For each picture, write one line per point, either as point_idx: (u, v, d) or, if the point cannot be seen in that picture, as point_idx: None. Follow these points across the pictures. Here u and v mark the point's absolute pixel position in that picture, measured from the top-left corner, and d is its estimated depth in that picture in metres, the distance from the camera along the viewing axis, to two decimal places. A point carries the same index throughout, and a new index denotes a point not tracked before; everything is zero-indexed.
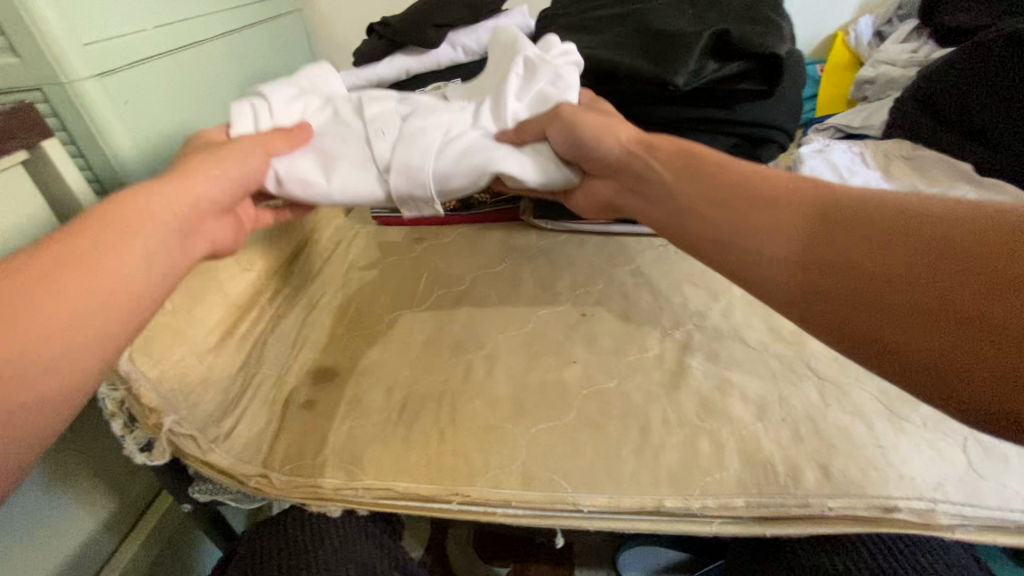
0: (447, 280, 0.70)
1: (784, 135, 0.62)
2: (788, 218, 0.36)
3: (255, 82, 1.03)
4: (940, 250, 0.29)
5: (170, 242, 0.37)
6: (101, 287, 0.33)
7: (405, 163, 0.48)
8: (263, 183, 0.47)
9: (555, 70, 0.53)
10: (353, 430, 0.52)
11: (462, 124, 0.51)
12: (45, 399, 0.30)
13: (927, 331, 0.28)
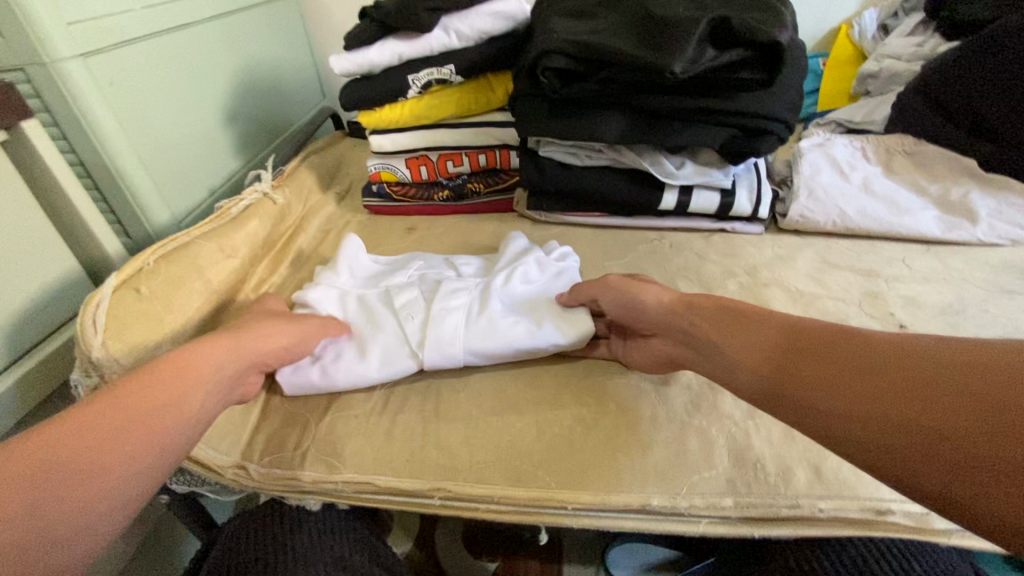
0: None
1: (783, 126, 0.61)
2: (765, 333, 0.39)
3: (247, 67, 1.01)
4: (883, 358, 0.32)
5: (218, 394, 0.42)
6: (156, 436, 0.37)
7: (439, 337, 0.51)
8: (310, 376, 0.52)
9: (557, 276, 0.59)
10: (335, 422, 0.51)
11: (490, 292, 0.55)
12: (94, 526, 0.34)
13: (907, 444, 0.28)
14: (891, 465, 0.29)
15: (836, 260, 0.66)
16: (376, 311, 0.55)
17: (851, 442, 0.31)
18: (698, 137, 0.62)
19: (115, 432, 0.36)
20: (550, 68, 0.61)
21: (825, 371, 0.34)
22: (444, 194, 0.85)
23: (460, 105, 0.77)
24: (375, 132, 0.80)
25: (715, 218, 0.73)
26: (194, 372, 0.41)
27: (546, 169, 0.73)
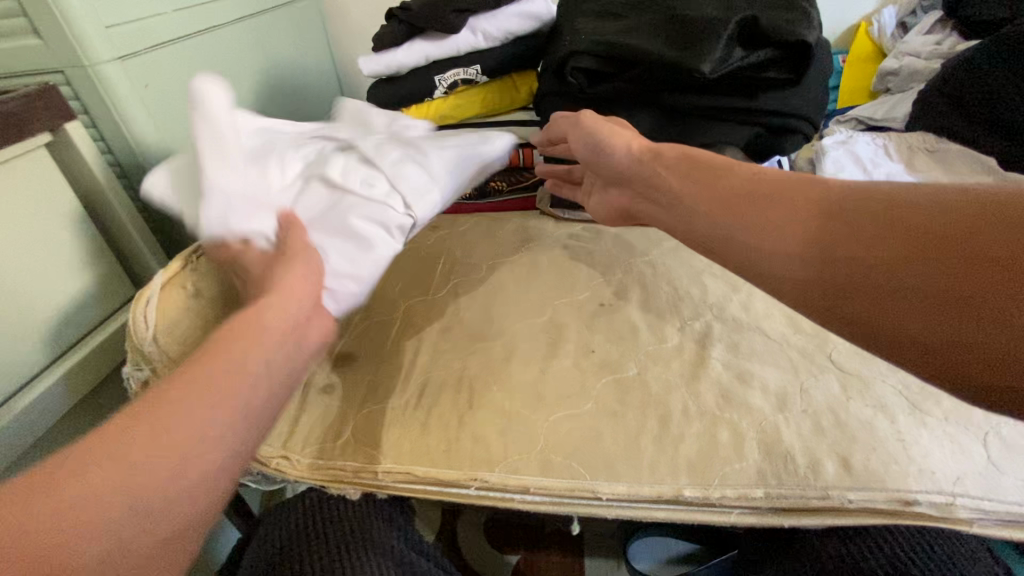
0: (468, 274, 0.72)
1: (808, 125, 0.62)
2: (788, 203, 0.38)
3: (271, 68, 1.03)
4: (924, 219, 0.32)
5: (306, 309, 0.39)
6: (265, 344, 0.34)
7: (415, 185, 0.55)
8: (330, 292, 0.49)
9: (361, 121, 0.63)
10: (373, 414, 0.52)
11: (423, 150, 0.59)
12: (223, 444, 0.29)
13: (930, 308, 0.30)
14: (907, 322, 0.31)
15: None
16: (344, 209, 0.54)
17: (874, 306, 0.32)
18: (728, 136, 0.63)
19: (215, 354, 0.32)
20: (578, 69, 0.62)
21: (862, 239, 0.33)
22: (466, 193, 0.86)
23: (484, 104, 0.78)
24: None
25: None
26: (276, 295, 0.38)
27: None
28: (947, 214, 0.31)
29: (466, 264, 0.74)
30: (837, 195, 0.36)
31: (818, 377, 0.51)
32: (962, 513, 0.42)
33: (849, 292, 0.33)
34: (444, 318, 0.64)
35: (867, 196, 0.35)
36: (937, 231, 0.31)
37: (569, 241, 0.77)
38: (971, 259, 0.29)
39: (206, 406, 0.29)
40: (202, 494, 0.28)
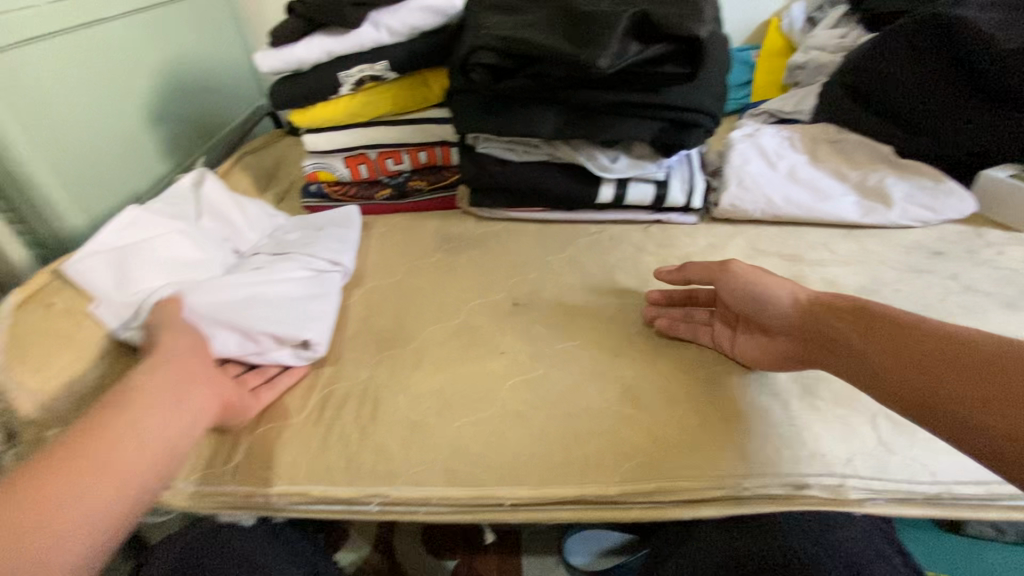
0: (383, 277, 0.70)
1: (708, 119, 0.63)
2: (800, 292, 0.47)
3: (174, 66, 0.96)
4: (915, 326, 0.38)
5: (191, 392, 0.44)
6: (150, 439, 0.39)
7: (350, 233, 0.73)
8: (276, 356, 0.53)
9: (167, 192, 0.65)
10: (269, 433, 0.49)
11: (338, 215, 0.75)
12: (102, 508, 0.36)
13: (919, 393, 0.35)
14: (901, 401, 0.36)
15: (764, 246, 0.69)
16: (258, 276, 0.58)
17: (870, 383, 0.38)
18: (630, 131, 0.64)
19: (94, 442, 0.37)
20: (480, 64, 0.61)
21: (860, 332, 0.40)
22: (385, 193, 0.84)
23: (395, 102, 0.76)
24: (310, 131, 0.78)
25: (652, 209, 0.75)
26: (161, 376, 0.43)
27: (486, 166, 0.74)
28: (920, 327, 0.37)
29: (382, 267, 0.72)
30: (851, 299, 0.43)
31: (719, 367, 0.52)
32: (847, 493, 0.44)
33: (862, 372, 0.39)
34: (354, 325, 0.61)
35: (874, 302, 0.41)
36: (915, 336, 0.37)
37: (488, 240, 0.76)
38: (954, 363, 0.34)
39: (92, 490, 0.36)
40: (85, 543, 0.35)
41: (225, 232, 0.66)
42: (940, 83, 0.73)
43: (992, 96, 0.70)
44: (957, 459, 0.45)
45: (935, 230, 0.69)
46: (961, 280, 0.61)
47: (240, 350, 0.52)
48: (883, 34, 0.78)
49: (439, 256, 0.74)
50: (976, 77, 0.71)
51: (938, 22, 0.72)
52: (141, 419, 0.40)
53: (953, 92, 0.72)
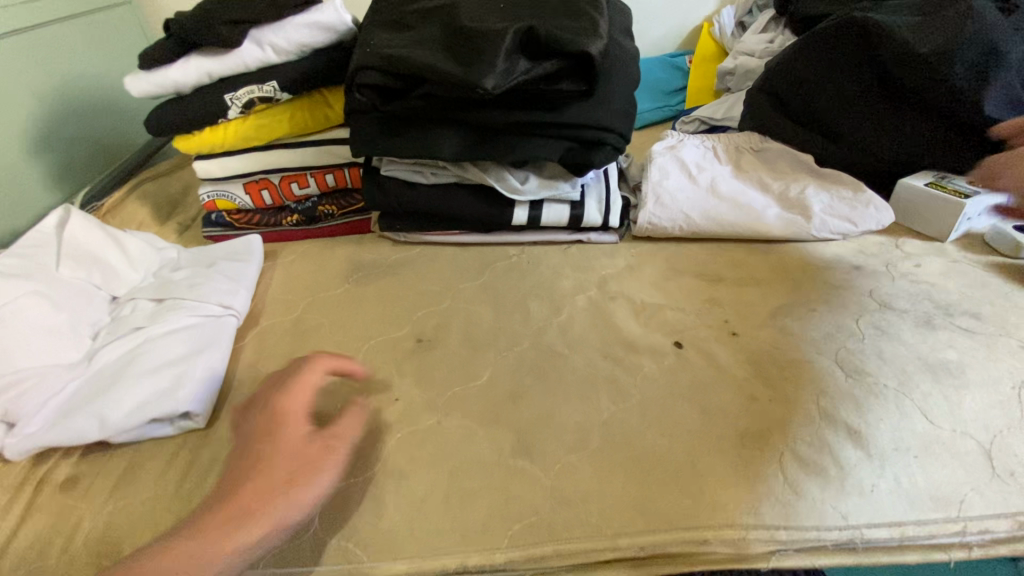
0: (279, 313, 0.65)
1: (615, 137, 0.60)
2: None
3: (64, 88, 0.89)
4: None
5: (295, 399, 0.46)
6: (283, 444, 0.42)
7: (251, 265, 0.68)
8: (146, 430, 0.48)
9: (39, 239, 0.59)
10: (116, 511, 0.43)
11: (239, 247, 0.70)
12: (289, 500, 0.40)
13: None
14: None
15: (684, 266, 0.66)
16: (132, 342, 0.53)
17: None
18: (536, 152, 0.60)
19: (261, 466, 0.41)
20: (365, 86, 0.57)
21: None
22: (293, 219, 0.77)
23: (292, 124, 0.70)
24: (202, 157, 0.72)
25: (571, 229, 0.71)
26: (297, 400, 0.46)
27: (391, 191, 0.69)
28: None
29: (281, 303, 0.66)
30: None
31: (624, 407, 0.48)
32: (756, 548, 0.40)
33: None
34: (238, 375, 0.56)
35: None
36: None
37: (400, 267, 0.71)
38: None
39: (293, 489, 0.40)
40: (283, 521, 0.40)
41: (98, 278, 0.60)
42: (857, 91, 0.71)
43: (908, 101, 0.69)
44: (869, 499, 0.42)
45: (856, 241, 0.67)
46: (879, 296, 0.59)
47: (105, 433, 0.47)
48: (801, 39, 0.76)
49: (345, 287, 0.69)
50: (892, 82, 0.69)
51: (854, 26, 0.70)
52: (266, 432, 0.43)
53: (870, 96, 0.71)
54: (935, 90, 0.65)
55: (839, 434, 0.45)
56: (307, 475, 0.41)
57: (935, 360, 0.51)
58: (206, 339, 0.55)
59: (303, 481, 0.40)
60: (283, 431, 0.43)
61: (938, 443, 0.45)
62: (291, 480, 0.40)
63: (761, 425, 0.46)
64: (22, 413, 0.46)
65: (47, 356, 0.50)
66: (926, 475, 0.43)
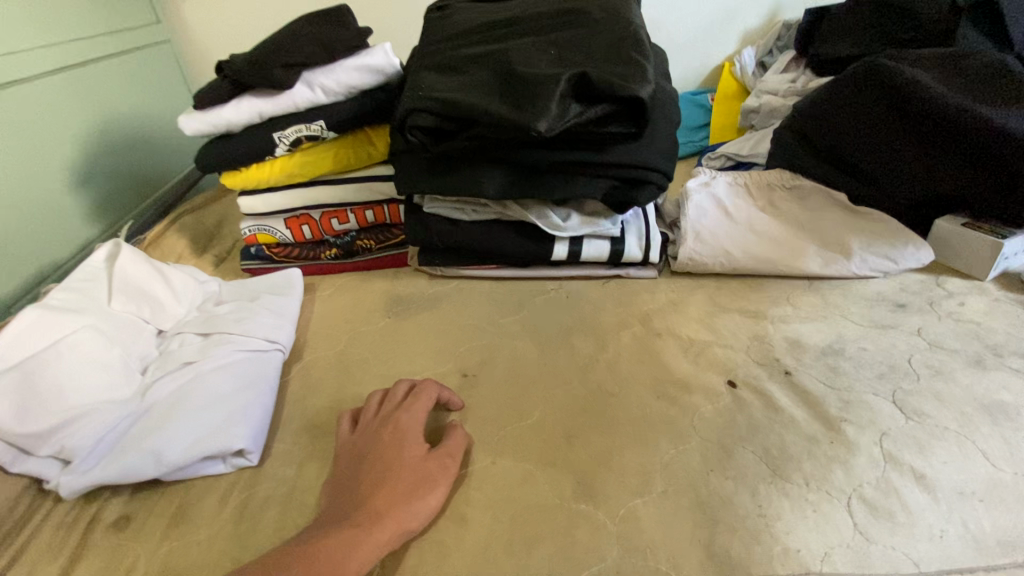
0: (323, 347, 0.65)
1: (659, 175, 0.61)
2: None
3: (107, 124, 0.92)
4: None
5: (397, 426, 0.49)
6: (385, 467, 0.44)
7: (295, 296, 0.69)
8: (204, 466, 0.48)
9: (90, 273, 0.60)
10: (171, 553, 0.43)
11: (282, 279, 0.70)
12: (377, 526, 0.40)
13: None
14: None
15: (725, 302, 0.66)
16: (184, 376, 0.53)
17: None
18: (581, 190, 0.61)
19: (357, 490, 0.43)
20: (417, 127, 0.58)
21: None
22: (332, 253, 0.78)
23: (336, 161, 0.72)
24: (246, 193, 0.73)
25: (609, 265, 0.72)
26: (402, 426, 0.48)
27: (433, 227, 0.70)
28: None
29: (322, 337, 0.66)
30: None
31: (683, 447, 0.47)
32: None
33: None
34: (285, 411, 0.55)
35: None
36: None
37: (439, 301, 0.71)
38: None
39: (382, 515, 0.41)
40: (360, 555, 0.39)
41: (146, 311, 0.60)
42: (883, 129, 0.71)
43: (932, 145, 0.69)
44: (940, 545, 0.40)
45: (896, 279, 0.68)
46: (927, 336, 0.59)
47: (160, 470, 0.46)
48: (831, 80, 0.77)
49: (386, 320, 0.69)
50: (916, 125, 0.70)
51: (888, 73, 0.71)
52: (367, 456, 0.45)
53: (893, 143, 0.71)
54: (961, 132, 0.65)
55: (904, 477, 0.45)
56: (426, 491, 0.43)
57: (992, 401, 0.50)
58: (258, 371, 0.56)
59: (423, 496, 0.43)
60: (392, 455, 0.45)
61: (1010, 487, 0.44)
62: (391, 502, 0.42)
63: (824, 467, 0.45)
64: (79, 448, 0.46)
65: (101, 390, 0.49)
66: (999, 521, 0.42)
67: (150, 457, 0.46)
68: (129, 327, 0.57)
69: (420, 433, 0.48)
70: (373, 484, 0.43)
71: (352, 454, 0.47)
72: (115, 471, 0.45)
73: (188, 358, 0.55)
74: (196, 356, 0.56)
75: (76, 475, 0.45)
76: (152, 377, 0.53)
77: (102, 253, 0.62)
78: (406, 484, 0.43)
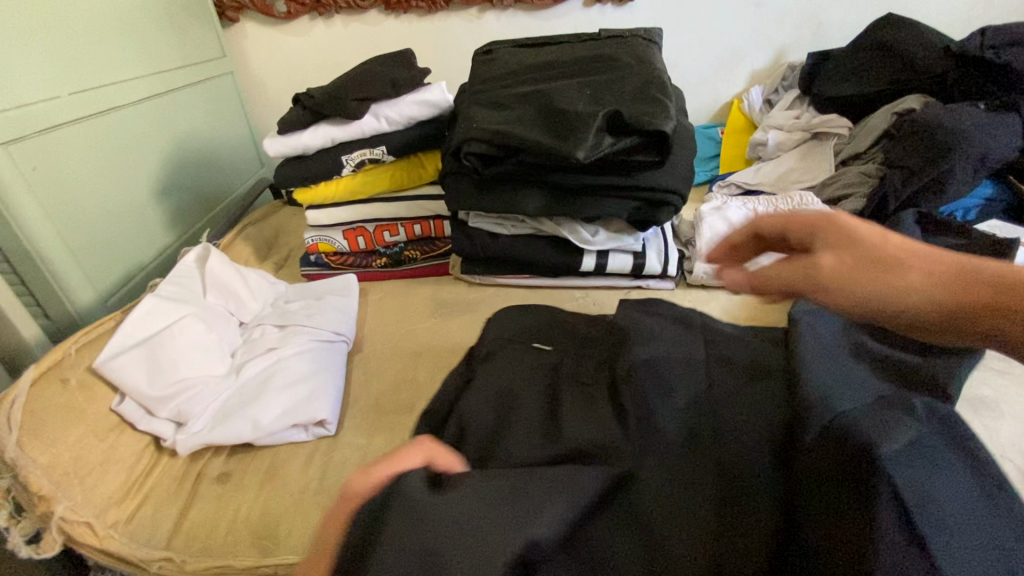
0: (380, 341, 0.74)
1: (678, 198, 0.70)
2: None
3: (182, 145, 1.03)
4: None
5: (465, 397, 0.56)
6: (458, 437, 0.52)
7: (351, 295, 0.77)
8: (292, 434, 0.56)
9: (186, 271, 0.70)
10: (269, 502, 0.51)
11: (343, 282, 0.80)
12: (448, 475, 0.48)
13: None
14: None
15: (736, 310, 0.75)
16: (271, 359, 0.62)
17: None
18: (610, 209, 0.71)
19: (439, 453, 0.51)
20: (471, 153, 0.68)
21: None
22: (381, 261, 0.87)
23: (392, 181, 0.82)
24: (311, 207, 0.83)
25: (632, 276, 0.81)
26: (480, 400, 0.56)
27: (475, 239, 0.79)
28: None
29: (378, 332, 0.75)
30: None
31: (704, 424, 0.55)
32: None
33: None
34: (352, 393, 0.64)
35: None
36: None
37: (480, 305, 0.80)
38: None
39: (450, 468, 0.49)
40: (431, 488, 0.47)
41: (231, 305, 0.70)
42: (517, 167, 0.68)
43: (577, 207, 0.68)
44: None
45: None
46: None
47: (257, 434, 0.54)
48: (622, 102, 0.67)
49: (433, 320, 0.78)
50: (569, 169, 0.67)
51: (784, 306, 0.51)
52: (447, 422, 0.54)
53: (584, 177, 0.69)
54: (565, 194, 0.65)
55: None
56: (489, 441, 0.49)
57: (975, 395, 0.58)
58: (331, 358, 0.65)
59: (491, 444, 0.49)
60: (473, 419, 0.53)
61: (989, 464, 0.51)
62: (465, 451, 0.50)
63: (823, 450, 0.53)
64: (192, 413, 0.55)
65: (205, 366, 0.58)
66: None
67: (250, 422, 0.54)
68: (221, 317, 0.67)
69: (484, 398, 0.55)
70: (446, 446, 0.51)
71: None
72: (222, 432, 0.54)
73: (271, 345, 0.64)
74: (278, 343, 0.65)
75: (189, 437, 0.53)
76: (242, 359, 0.62)
77: (196, 254, 0.72)
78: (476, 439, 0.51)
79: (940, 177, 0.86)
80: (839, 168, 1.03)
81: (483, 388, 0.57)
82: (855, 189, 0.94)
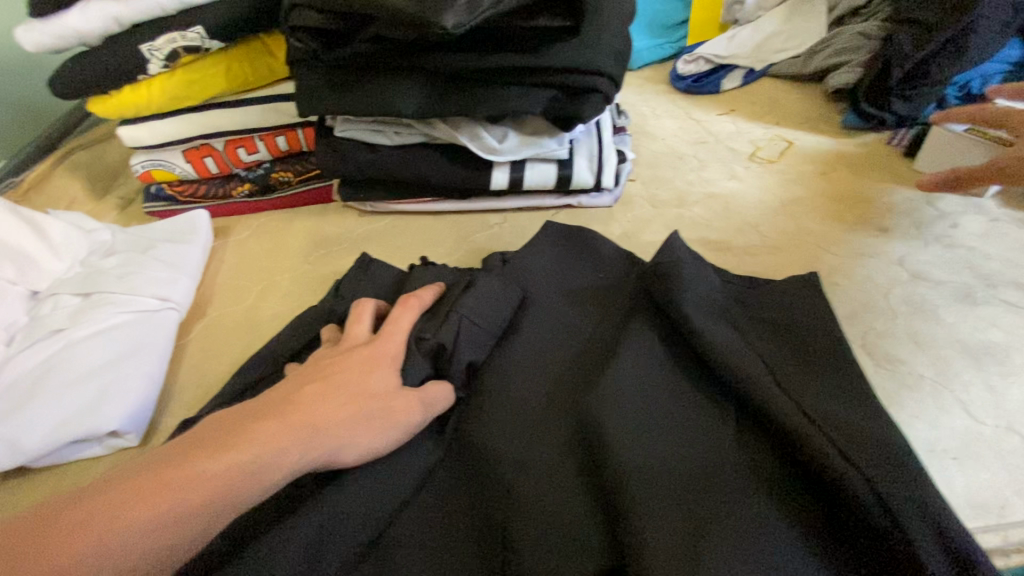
0: (234, 299, 0.57)
1: (609, 82, 0.50)
2: None
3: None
4: None
5: (362, 327, 0.42)
6: (358, 359, 0.38)
7: (198, 245, 0.59)
8: (82, 450, 0.43)
9: None
10: None
11: (191, 223, 0.61)
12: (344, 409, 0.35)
13: None
14: None
15: (687, 232, 0.59)
16: (53, 346, 0.47)
17: None
18: (513, 102, 0.51)
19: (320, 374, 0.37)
20: (301, 27, 0.47)
21: None
22: (244, 190, 0.67)
23: (229, 78, 0.60)
24: (130, 122, 0.62)
25: (559, 192, 0.63)
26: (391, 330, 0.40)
27: (349, 154, 0.59)
28: None
29: (231, 289, 0.59)
30: None
31: (584, 361, 0.42)
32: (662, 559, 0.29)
33: None
34: (179, 381, 0.49)
35: None
36: None
37: (368, 241, 0.63)
38: None
39: (346, 390, 0.36)
40: (312, 403, 0.35)
41: (11, 272, 0.52)
42: (377, 53, 0.49)
43: (460, 102, 0.52)
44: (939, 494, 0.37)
45: (882, 200, 0.59)
46: (910, 265, 0.52)
47: (21, 459, 0.41)
48: None
49: (303, 266, 0.60)
50: (432, 49, 0.48)
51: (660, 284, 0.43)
52: (341, 346, 0.40)
53: (464, 60, 0.48)
54: (465, 106, 0.52)
55: None
56: (378, 371, 0.38)
57: (977, 341, 0.45)
58: (147, 335, 0.48)
59: (384, 374, 0.37)
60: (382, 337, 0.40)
61: (982, 441, 0.39)
62: (367, 366, 0.38)
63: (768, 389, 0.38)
64: None
65: None
66: (967, 479, 0.37)
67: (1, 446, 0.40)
68: None
69: (398, 324, 0.41)
70: (322, 364, 0.38)
71: (224, 482, 0.29)
72: None
73: (58, 324, 0.48)
74: (67, 322, 0.48)
75: None
76: (15, 351, 0.47)
77: None
78: (363, 362, 0.38)
79: (962, 32, 0.65)
80: (830, 29, 0.83)
81: (403, 313, 0.42)
82: (848, 57, 0.76)
